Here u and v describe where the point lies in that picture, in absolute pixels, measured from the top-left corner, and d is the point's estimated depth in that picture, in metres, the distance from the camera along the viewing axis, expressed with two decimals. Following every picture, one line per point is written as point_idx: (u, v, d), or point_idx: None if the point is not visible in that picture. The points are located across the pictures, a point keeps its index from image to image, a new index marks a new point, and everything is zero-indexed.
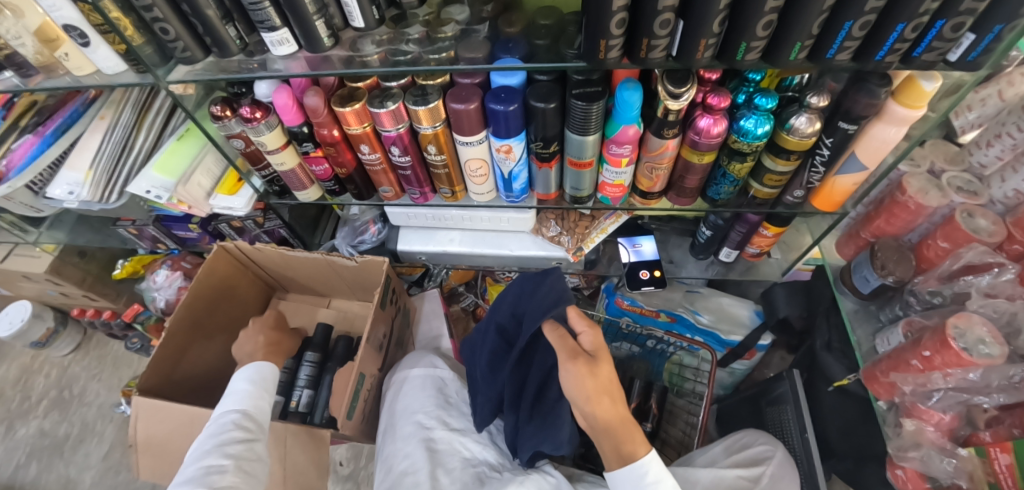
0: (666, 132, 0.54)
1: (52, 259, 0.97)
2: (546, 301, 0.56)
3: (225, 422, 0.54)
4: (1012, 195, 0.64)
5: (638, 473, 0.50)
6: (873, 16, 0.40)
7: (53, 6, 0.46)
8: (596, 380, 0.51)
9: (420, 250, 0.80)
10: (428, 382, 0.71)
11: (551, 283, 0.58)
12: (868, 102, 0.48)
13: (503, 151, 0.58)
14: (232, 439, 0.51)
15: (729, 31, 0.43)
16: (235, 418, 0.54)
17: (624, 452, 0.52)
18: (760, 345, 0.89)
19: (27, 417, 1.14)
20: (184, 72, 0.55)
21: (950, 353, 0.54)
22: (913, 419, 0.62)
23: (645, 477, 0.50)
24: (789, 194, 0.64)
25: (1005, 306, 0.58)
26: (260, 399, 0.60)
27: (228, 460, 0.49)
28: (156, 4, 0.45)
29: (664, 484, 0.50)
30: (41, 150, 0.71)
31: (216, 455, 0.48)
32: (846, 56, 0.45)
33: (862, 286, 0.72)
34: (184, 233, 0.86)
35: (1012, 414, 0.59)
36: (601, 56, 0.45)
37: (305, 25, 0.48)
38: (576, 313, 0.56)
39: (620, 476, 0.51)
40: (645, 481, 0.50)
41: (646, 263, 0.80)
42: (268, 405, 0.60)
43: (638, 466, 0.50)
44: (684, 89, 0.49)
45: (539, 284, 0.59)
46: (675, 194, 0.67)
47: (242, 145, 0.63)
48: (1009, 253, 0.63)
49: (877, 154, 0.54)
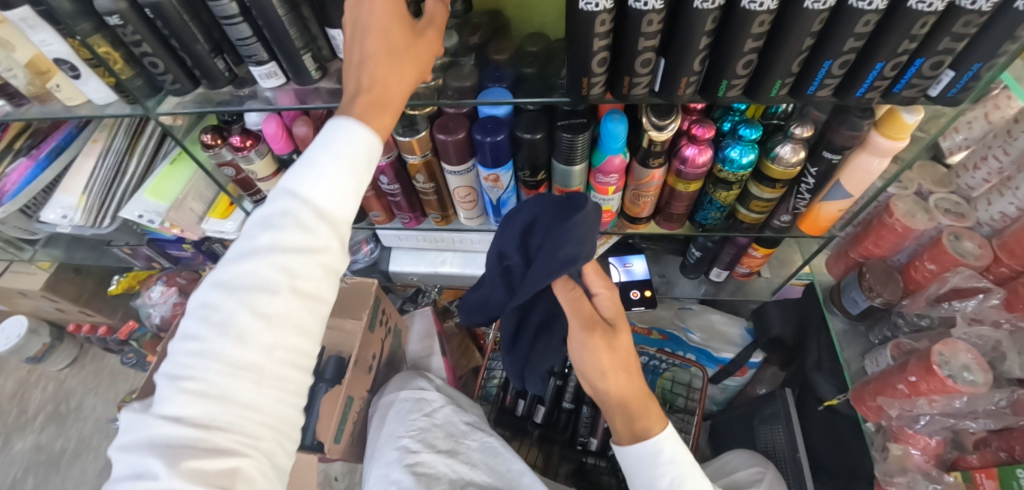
0: (651, 162, 0.54)
1: (47, 276, 0.98)
2: (557, 258, 0.44)
3: (276, 228, 0.33)
4: (998, 218, 0.63)
5: (653, 452, 0.49)
6: (852, 55, 0.40)
7: (44, 41, 0.46)
8: (612, 357, 0.48)
9: (412, 271, 0.81)
10: (413, 405, 0.71)
11: (575, 228, 0.44)
12: (851, 133, 0.49)
13: (490, 180, 0.58)
14: (288, 234, 0.33)
15: (709, 68, 0.43)
16: (286, 207, 0.34)
17: (637, 430, 0.50)
18: (750, 362, 0.90)
19: (24, 431, 1.14)
20: (174, 103, 0.56)
21: (935, 379, 0.54)
22: (899, 443, 0.63)
23: (660, 455, 0.48)
24: (776, 218, 0.64)
25: (991, 333, 0.59)
26: (345, 197, 0.36)
27: (272, 273, 0.32)
28: (145, 40, 0.45)
29: (678, 462, 0.49)
30: (35, 175, 0.71)
31: (242, 296, 0.32)
32: (827, 93, 0.45)
33: (852, 306, 0.72)
34: (179, 252, 0.85)
35: (999, 437, 0.59)
36: (585, 92, 0.46)
37: (293, 60, 0.48)
38: (594, 271, 0.50)
39: (632, 452, 0.50)
40: (659, 460, 0.48)
41: (638, 283, 0.80)
42: (346, 214, 0.36)
43: (652, 445, 0.49)
44: (668, 121, 0.50)
45: (562, 217, 0.46)
46: (663, 219, 0.67)
47: (233, 172, 0.63)
48: (995, 276, 0.63)
49: (862, 183, 0.55)
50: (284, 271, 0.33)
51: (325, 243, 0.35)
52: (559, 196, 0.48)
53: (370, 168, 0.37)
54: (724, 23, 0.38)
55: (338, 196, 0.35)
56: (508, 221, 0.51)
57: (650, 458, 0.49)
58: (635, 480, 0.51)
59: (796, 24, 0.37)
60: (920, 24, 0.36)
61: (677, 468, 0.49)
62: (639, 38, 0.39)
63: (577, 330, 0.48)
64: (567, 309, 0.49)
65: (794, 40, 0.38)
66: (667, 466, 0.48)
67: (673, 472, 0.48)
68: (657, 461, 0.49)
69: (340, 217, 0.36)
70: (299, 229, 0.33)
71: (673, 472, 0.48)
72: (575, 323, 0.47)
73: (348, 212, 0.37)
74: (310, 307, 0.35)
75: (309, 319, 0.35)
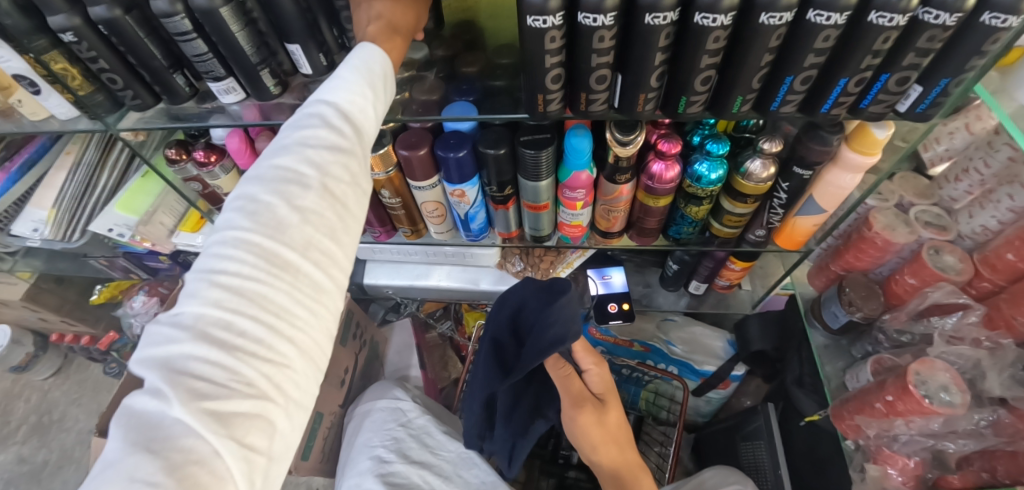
0: (619, 177, 0.53)
1: (27, 286, 0.98)
2: (544, 340, 0.48)
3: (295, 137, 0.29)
4: (980, 231, 0.62)
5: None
6: (813, 71, 0.39)
7: (0, 58, 0.46)
8: (601, 431, 0.53)
9: (386, 285, 0.80)
10: (388, 416, 0.70)
11: (557, 312, 0.49)
12: (821, 149, 0.48)
13: (456, 196, 0.57)
14: (312, 131, 0.29)
15: (669, 84, 0.42)
16: (313, 108, 0.30)
17: None
18: (733, 375, 0.87)
19: (6, 443, 1.13)
20: (136, 119, 0.55)
21: (911, 400, 0.53)
22: (878, 464, 0.61)
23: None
24: (750, 233, 0.63)
25: (970, 353, 0.57)
26: (367, 100, 0.32)
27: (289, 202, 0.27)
28: (102, 56, 0.45)
29: None
30: (6, 188, 0.71)
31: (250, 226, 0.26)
32: (791, 108, 0.44)
33: (832, 321, 0.71)
34: (156, 264, 0.85)
35: (982, 458, 0.58)
36: (542, 108, 0.45)
37: (251, 75, 0.48)
38: (582, 349, 0.55)
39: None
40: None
41: (616, 295, 0.79)
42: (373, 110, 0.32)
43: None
44: (632, 136, 0.49)
45: (551, 302, 0.51)
46: (636, 233, 0.66)
47: (200, 187, 0.62)
48: (976, 292, 0.61)
49: (835, 198, 0.53)
50: (314, 166, 0.28)
51: (350, 146, 0.30)
52: (542, 281, 0.55)
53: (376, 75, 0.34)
54: (679, 38, 0.37)
55: (364, 101, 0.32)
56: (500, 305, 0.58)
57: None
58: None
59: (753, 39, 0.36)
60: (883, 38, 0.35)
61: None
62: (592, 54, 0.38)
63: (568, 407, 0.52)
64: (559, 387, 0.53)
65: (751, 56, 0.37)
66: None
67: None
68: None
69: (364, 123, 0.32)
70: (327, 128, 0.29)
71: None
72: (565, 402, 0.52)
73: (375, 115, 0.33)
74: (338, 212, 0.29)
75: (339, 229, 0.30)
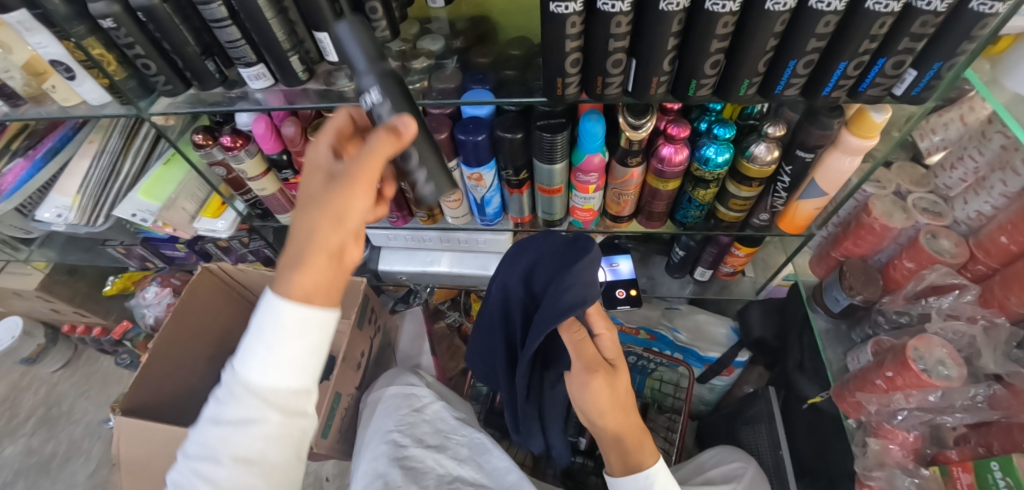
0: (630, 161, 0.56)
1: (42, 276, 0.99)
2: (559, 305, 0.46)
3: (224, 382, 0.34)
4: (974, 216, 0.64)
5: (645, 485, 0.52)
6: (815, 55, 0.42)
7: (40, 44, 0.48)
8: (610, 397, 0.52)
9: (401, 270, 0.82)
10: (402, 401, 0.71)
11: (574, 277, 0.47)
12: (822, 133, 0.50)
13: (474, 179, 0.60)
14: (224, 411, 0.34)
15: (679, 69, 0.45)
16: (230, 387, 0.34)
17: (630, 462, 0.54)
18: (737, 362, 0.89)
19: (14, 435, 1.13)
20: (165, 104, 0.57)
21: (910, 374, 0.55)
22: (878, 438, 0.64)
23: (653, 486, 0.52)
24: (755, 217, 0.66)
25: (964, 328, 0.59)
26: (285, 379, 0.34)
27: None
28: (138, 42, 0.47)
29: None
30: (31, 175, 0.73)
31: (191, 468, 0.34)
32: (794, 92, 0.46)
33: (833, 304, 0.73)
34: (172, 252, 0.87)
35: (979, 433, 0.60)
36: (560, 92, 0.47)
37: (280, 60, 0.50)
38: (598, 312, 0.54)
39: (624, 483, 0.53)
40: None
41: (623, 282, 0.82)
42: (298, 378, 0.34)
43: (643, 477, 0.52)
44: (644, 121, 0.51)
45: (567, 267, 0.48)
46: (644, 217, 0.69)
47: (224, 172, 0.64)
48: (972, 274, 0.64)
49: (836, 182, 0.56)
50: (226, 448, 0.33)
51: (262, 416, 0.33)
52: (563, 240, 0.52)
53: (311, 334, 0.34)
54: (691, 24, 0.39)
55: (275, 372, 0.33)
56: (513, 260, 0.56)
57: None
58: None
59: (761, 25, 0.38)
60: (879, 24, 0.37)
61: None
62: (609, 39, 0.40)
63: (583, 373, 0.51)
64: (571, 352, 0.52)
65: (757, 41, 0.40)
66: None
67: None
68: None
69: (278, 390, 0.34)
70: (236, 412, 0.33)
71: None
72: (578, 366, 0.50)
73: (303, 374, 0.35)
74: (258, 471, 0.34)
75: (268, 478, 0.34)
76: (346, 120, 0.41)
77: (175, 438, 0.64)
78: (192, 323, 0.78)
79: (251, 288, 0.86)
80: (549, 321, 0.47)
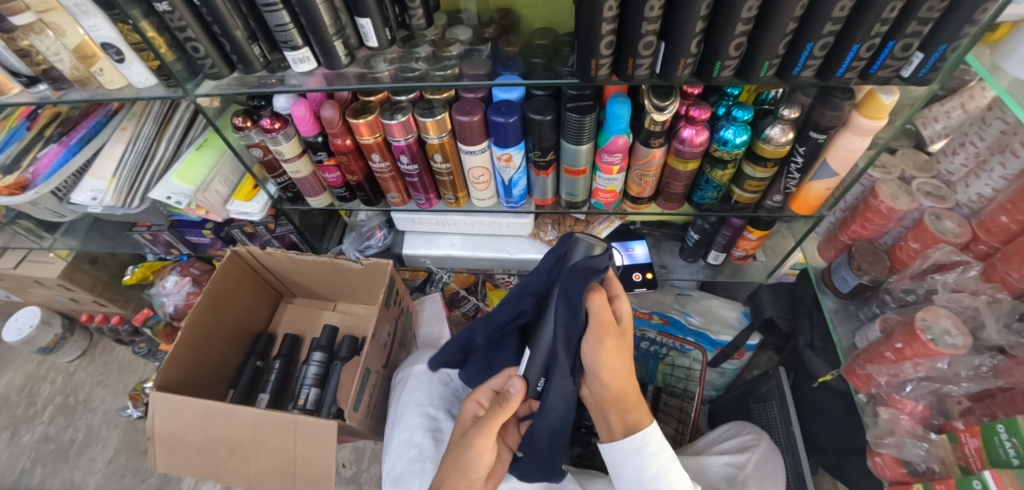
0: (652, 142, 0.60)
1: (65, 265, 1.01)
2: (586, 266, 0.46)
3: None
4: (976, 199, 0.68)
5: (639, 444, 0.54)
6: (830, 38, 0.45)
7: (94, 26, 0.51)
8: (617, 359, 0.51)
9: (424, 254, 0.89)
10: (435, 377, 0.74)
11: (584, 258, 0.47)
12: (834, 114, 0.54)
13: (503, 160, 0.64)
14: None
15: (704, 52, 0.48)
16: None
17: (630, 421, 0.55)
18: (749, 345, 0.95)
19: (32, 422, 1.18)
20: (210, 86, 0.59)
21: (918, 343, 0.60)
22: (888, 408, 0.69)
23: (646, 447, 0.54)
24: (769, 198, 0.70)
25: (968, 299, 0.64)
26: None
27: None
28: (190, 25, 0.49)
29: (662, 454, 0.55)
30: (66, 159, 0.75)
31: None
32: (809, 73, 0.49)
33: (842, 285, 0.77)
34: (198, 239, 0.91)
35: (983, 405, 0.65)
36: (592, 73, 0.50)
37: (325, 45, 0.51)
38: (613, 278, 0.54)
39: (622, 443, 0.55)
40: (644, 451, 0.54)
41: (639, 266, 0.90)
42: None
43: (639, 437, 0.54)
44: (668, 103, 0.54)
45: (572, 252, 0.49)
46: (663, 199, 0.74)
47: (261, 154, 0.68)
48: (975, 252, 0.67)
49: (846, 161, 0.60)
50: None
51: None
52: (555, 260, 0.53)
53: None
54: (717, 8, 0.42)
55: None
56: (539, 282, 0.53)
57: (636, 448, 0.54)
58: (619, 468, 0.57)
59: (781, 9, 0.41)
60: (889, 8, 0.40)
61: (662, 459, 0.55)
62: (641, 23, 0.43)
63: (594, 336, 0.49)
64: (589, 316, 0.49)
65: (779, 26, 0.43)
66: (653, 455, 0.54)
67: (654, 461, 0.54)
68: (643, 451, 0.54)
69: None
70: None
71: (659, 461, 0.54)
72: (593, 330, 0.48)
73: None
74: None
75: None
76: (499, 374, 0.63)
77: (210, 411, 0.67)
78: (216, 305, 0.82)
79: (274, 271, 0.91)
80: (577, 289, 0.46)
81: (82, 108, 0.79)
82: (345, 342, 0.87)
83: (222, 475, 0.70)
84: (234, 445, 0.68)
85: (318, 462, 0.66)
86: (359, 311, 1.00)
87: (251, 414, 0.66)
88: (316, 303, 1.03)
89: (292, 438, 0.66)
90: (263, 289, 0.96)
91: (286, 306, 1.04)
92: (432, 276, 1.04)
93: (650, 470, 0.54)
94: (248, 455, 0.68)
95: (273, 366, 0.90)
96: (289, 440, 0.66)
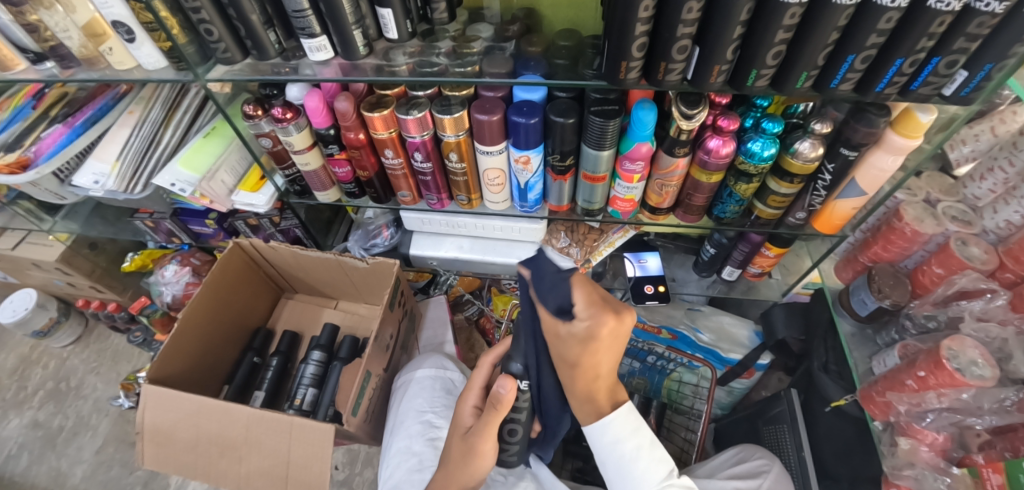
0: (677, 151, 0.58)
1: (64, 248, 1.00)
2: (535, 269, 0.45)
3: None
4: (1003, 226, 0.66)
5: (602, 433, 0.53)
6: (873, 51, 0.42)
7: (105, 3, 0.49)
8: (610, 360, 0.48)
9: (432, 256, 0.87)
10: (438, 384, 0.71)
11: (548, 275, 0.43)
12: (867, 130, 0.52)
13: (521, 162, 0.62)
14: None
15: (740, 59, 0.45)
16: None
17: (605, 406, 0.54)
18: (760, 364, 0.94)
19: (22, 407, 1.15)
20: (222, 71, 0.57)
21: (943, 373, 0.58)
22: (908, 437, 0.67)
23: (606, 437, 0.53)
24: (792, 215, 0.68)
25: (996, 330, 0.62)
26: None
27: None
28: (203, 6, 0.46)
29: (623, 445, 0.53)
30: (70, 140, 0.73)
31: None
32: (848, 87, 0.47)
33: (861, 308, 0.75)
34: (201, 228, 0.90)
35: (1003, 439, 0.62)
36: (622, 76, 0.48)
37: (343, 34, 0.49)
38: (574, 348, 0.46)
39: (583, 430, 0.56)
40: (606, 438, 0.54)
41: (651, 278, 0.89)
42: None
43: (601, 427, 0.54)
44: (696, 111, 0.52)
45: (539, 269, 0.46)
46: (682, 211, 0.72)
47: (270, 144, 0.66)
48: (1001, 281, 0.65)
49: (876, 181, 0.58)
50: None
51: None
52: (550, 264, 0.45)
53: None
54: (759, 13, 0.39)
55: None
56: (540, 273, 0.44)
57: (600, 436, 0.54)
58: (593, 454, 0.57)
59: (826, 18, 0.38)
60: (938, 23, 0.38)
61: (622, 450, 0.54)
62: (678, 25, 0.40)
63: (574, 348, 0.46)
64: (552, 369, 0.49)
65: (822, 34, 0.40)
66: (629, 434, 0.53)
67: (633, 438, 0.54)
68: (605, 441, 0.54)
69: None
70: None
71: (617, 454, 0.54)
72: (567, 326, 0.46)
73: None
74: None
75: None
76: (487, 371, 0.60)
77: (205, 408, 0.64)
78: (215, 297, 0.80)
79: (275, 265, 0.88)
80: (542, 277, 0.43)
81: (91, 89, 0.78)
82: (345, 343, 0.85)
83: (212, 475, 0.68)
84: (226, 445, 0.66)
85: (313, 466, 0.63)
86: (361, 310, 0.98)
87: (245, 413, 0.64)
88: (318, 301, 1.01)
89: (288, 437, 0.63)
90: (265, 284, 0.94)
91: (287, 302, 1.01)
92: (436, 279, 1.04)
93: (629, 449, 0.54)
94: (240, 456, 0.66)
95: (270, 363, 0.88)
96: (285, 442, 0.64)
